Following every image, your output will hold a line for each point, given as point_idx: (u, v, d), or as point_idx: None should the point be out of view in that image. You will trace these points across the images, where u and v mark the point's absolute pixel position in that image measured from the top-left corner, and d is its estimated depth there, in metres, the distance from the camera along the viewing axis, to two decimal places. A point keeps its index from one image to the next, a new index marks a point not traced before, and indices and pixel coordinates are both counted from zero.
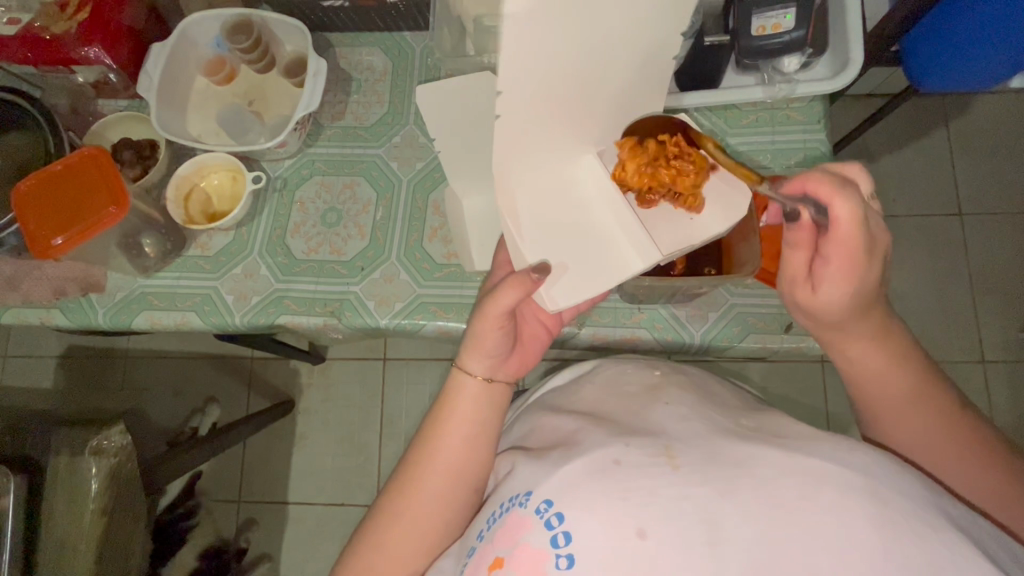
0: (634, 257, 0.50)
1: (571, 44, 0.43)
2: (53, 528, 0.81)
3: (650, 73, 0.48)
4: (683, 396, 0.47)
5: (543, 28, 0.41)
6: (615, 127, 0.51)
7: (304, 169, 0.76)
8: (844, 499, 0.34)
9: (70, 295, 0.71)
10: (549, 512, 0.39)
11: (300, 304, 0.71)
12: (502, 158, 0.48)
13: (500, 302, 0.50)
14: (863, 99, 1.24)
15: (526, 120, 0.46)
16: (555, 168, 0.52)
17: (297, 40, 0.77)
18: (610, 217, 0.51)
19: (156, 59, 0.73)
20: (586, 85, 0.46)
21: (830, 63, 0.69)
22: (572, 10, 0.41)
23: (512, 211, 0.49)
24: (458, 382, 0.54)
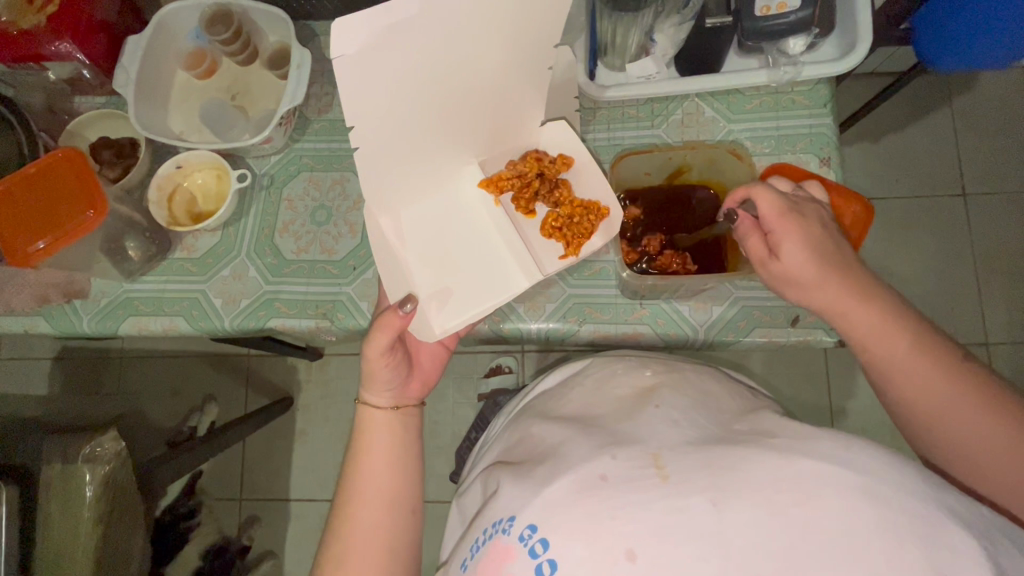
0: (520, 275, 0.59)
1: (407, 80, 0.47)
2: (51, 537, 0.79)
3: (500, 87, 0.53)
4: (680, 398, 0.45)
5: (372, 69, 0.45)
6: (485, 144, 0.59)
7: (293, 165, 0.74)
8: (861, 510, 0.32)
9: (54, 303, 0.68)
10: (533, 538, 0.37)
11: (291, 306, 0.69)
12: (377, 186, 0.55)
13: (375, 346, 0.55)
14: (866, 78, 1.21)
15: (387, 147, 0.52)
16: (432, 196, 0.60)
17: (280, 30, 0.74)
18: (492, 234, 0.61)
19: (131, 54, 0.69)
20: (434, 109, 0.52)
21: (836, 43, 0.66)
22: (396, 48, 0.45)
23: (397, 231, 0.59)
24: (368, 417, 0.58)
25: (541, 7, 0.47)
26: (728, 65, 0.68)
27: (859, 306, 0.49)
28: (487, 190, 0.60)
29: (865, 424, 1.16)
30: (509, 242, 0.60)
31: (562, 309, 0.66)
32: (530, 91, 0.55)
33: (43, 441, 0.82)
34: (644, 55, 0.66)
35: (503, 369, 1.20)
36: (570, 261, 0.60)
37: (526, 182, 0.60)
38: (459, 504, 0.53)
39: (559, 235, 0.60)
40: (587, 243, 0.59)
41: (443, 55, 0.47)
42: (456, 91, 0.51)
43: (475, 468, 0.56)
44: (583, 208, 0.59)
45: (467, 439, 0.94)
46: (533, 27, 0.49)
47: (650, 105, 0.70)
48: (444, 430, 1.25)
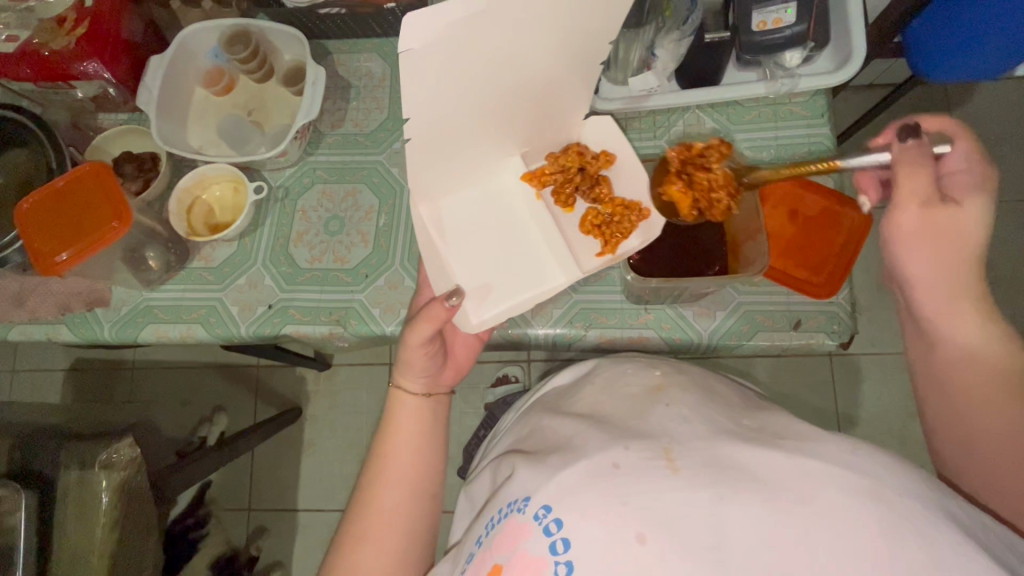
0: (558, 270, 0.61)
1: (464, 78, 0.50)
2: (66, 542, 0.81)
3: (546, 83, 0.55)
4: (688, 396, 0.47)
5: (433, 67, 0.48)
6: (528, 137, 0.61)
7: (307, 177, 0.76)
8: (854, 504, 0.34)
9: (76, 311, 0.71)
10: (548, 518, 0.38)
11: (305, 313, 0.70)
12: (423, 176, 0.57)
13: (417, 333, 0.56)
14: (864, 90, 1.23)
15: (435, 143, 0.55)
16: (474, 184, 0.63)
17: (294, 48, 0.77)
18: (531, 221, 0.63)
19: (154, 71, 0.72)
20: (484, 106, 0.54)
21: (832, 57, 0.68)
22: (459, 47, 0.47)
23: (435, 220, 0.61)
24: (400, 400, 0.59)
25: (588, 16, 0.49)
26: (727, 78, 0.70)
27: (965, 313, 0.49)
28: (531, 184, 0.62)
29: (871, 430, 1.16)
30: (547, 236, 0.62)
31: (568, 314, 0.67)
32: (576, 85, 0.57)
33: (62, 449, 0.85)
34: (646, 70, 0.68)
35: (509, 377, 1.22)
36: (607, 259, 0.61)
37: (568, 177, 0.62)
38: (468, 492, 0.54)
39: (595, 233, 0.61)
40: (625, 242, 0.60)
41: (499, 53, 0.50)
42: (506, 79, 0.52)
43: (487, 458, 0.57)
44: (623, 207, 0.60)
45: (474, 443, 0.96)
46: (582, 31, 0.51)
47: (653, 118, 0.72)
48: (451, 438, 1.26)
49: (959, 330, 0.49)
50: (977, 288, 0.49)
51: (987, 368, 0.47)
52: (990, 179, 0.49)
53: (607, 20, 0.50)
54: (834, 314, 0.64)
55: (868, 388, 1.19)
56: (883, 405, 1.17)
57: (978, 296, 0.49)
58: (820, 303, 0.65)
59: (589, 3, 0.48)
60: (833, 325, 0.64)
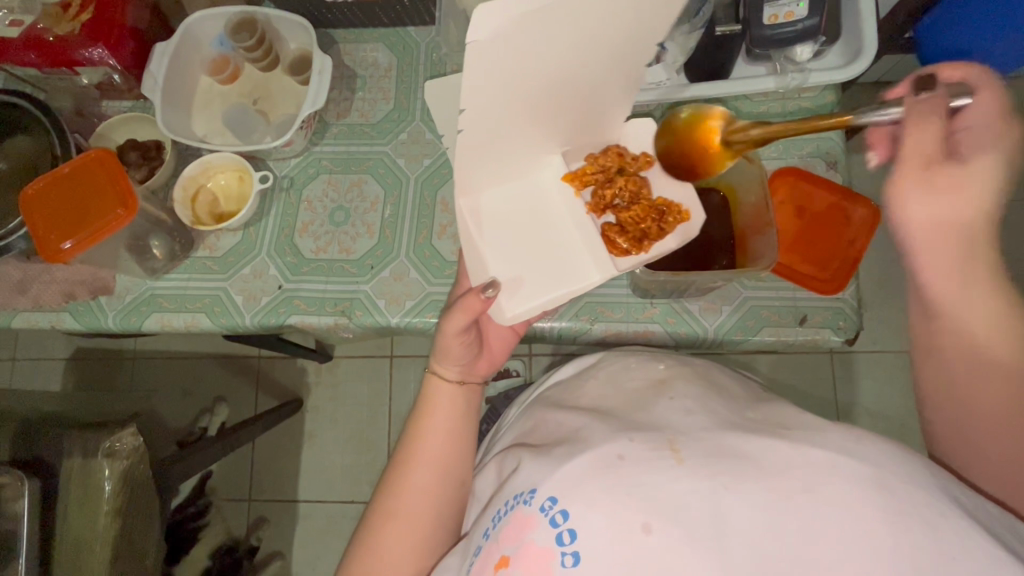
0: (594, 269, 0.56)
1: (517, 41, 0.41)
2: (70, 528, 0.81)
3: (602, 81, 0.49)
4: (691, 388, 0.47)
5: (500, 54, 0.41)
6: (574, 133, 0.56)
7: (312, 168, 0.76)
8: (860, 493, 0.34)
9: (79, 299, 0.71)
10: (554, 509, 0.38)
11: (310, 303, 0.70)
12: (467, 167, 0.51)
13: (453, 323, 0.55)
14: (869, 86, 1.23)
15: (482, 122, 0.46)
16: (514, 178, 0.56)
17: (301, 37, 0.76)
18: (570, 225, 0.58)
19: (159, 59, 0.72)
20: (536, 80, 0.45)
21: (842, 52, 0.68)
22: (529, 36, 0.41)
23: (474, 215, 0.55)
24: (435, 387, 0.58)
25: (651, 8, 0.44)
26: (736, 71, 0.70)
27: (953, 284, 0.45)
28: (571, 184, 0.57)
29: (871, 428, 1.16)
30: (584, 233, 0.57)
31: (574, 308, 0.67)
32: (621, 91, 0.52)
33: (66, 436, 0.84)
34: (656, 63, 0.66)
35: (510, 371, 1.22)
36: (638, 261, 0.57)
37: (611, 174, 0.57)
38: (476, 487, 0.55)
39: (623, 233, 0.57)
40: (662, 243, 0.57)
41: (565, 46, 0.44)
42: (570, 85, 0.48)
43: (491, 452, 0.57)
44: (665, 208, 0.57)
45: (475, 437, 0.96)
46: (646, 23, 0.45)
47: (660, 111, 0.72)
48: None
49: (978, 300, 0.45)
50: (978, 250, 0.44)
51: (1010, 344, 0.45)
52: (1009, 134, 0.44)
53: (670, 9, 0.44)
54: (841, 310, 0.64)
55: (868, 386, 1.19)
56: (884, 403, 1.17)
57: (974, 261, 0.45)
58: (827, 299, 0.64)
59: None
60: (839, 321, 0.64)
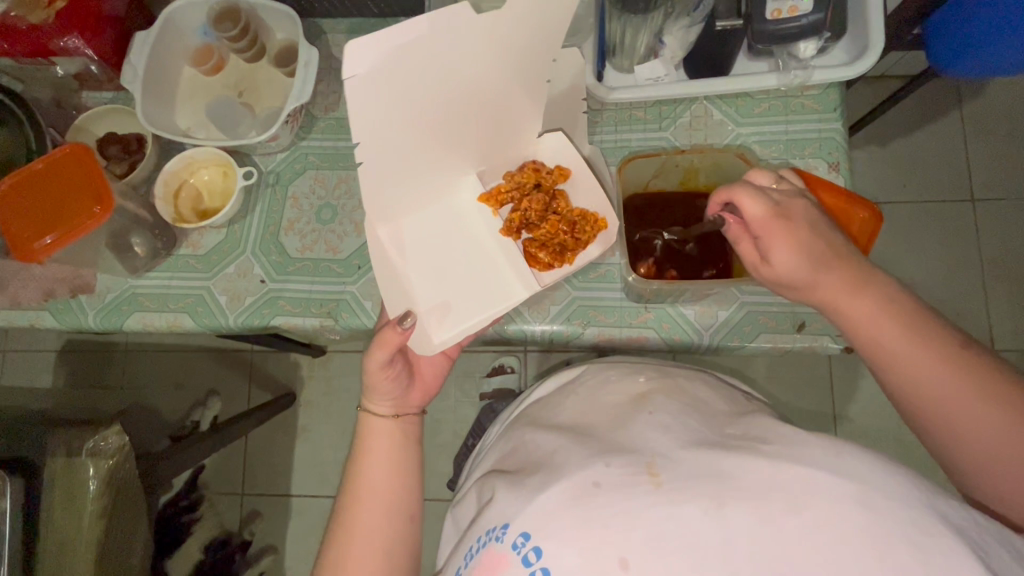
0: (519, 285, 0.60)
1: (394, 78, 0.46)
2: (55, 530, 0.80)
3: (497, 102, 0.54)
4: (672, 403, 0.45)
5: (382, 92, 0.46)
6: (486, 154, 0.60)
7: (298, 163, 0.74)
8: (857, 515, 0.32)
9: (60, 297, 0.69)
10: (526, 547, 0.37)
11: (295, 304, 0.69)
12: (379, 195, 0.55)
13: (375, 359, 0.56)
14: (875, 81, 1.20)
15: (382, 150, 0.51)
16: (432, 203, 0.61)
17: (287, 27, 0.74)
18: (489, 242, 0.62)
19: (140, 49, 0.69)
20: (428, 106, 0.50)
21: (847, 49, 0.66)
22: (408, 72, 0.46)
23: (395, 241, 0.59)
24: (369, 424, 0.58)
25: (535, 28, 0.48)
26: (737, 67, 0.67)
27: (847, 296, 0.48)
28: (487, 204, 0.60)
29: (868, 428, 1.15)
30: (506, 250, 0.61)
31: (566, 311, 0.65)
32: (528, 100, 0.56)
33: (49, 434, 0.82)
34: (653, 58, 0.67)
35: (505, 368, 1.20)
36: (570, 271, 0.61)
37: (524, 193, 0.61)
38: (453, 513, 0.53)
39: (544, 248, 0.60)
40: (583, 252, 0.60)
41: (447, 75, 0.49)
42: (463, 100, 0.52)
43: (473, 474, 0.56)
44: (581, 219, 0.60)
45: (464, 447, 0.94)
46: (530, 45, 0.50)
47: (658, 108, 0.69)
48: (445, 428, 1.25)
49: (861, 310, 0.47)
50: (840, 269, 0.49)
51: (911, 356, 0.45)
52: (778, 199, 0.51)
53: (546, 35, 0.50)
54: None
55: (867, 386, 1.17)
56: (881, 403, 1.16)
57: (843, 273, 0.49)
58: None
59: (530, 22, 0.47)
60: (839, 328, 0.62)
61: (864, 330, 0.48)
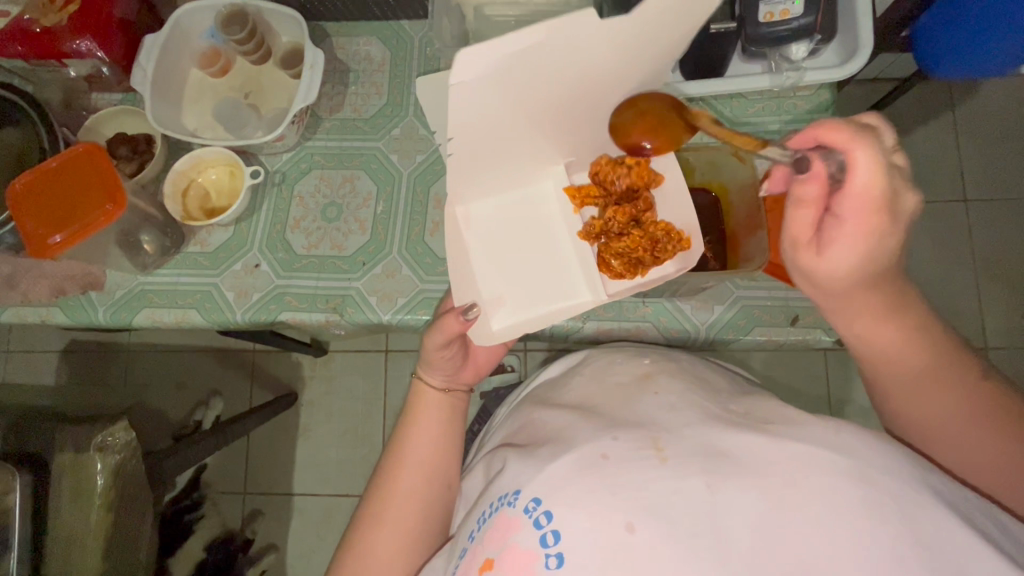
0: (586, 290, 0.60)
1: (505, 77, 0.44)
2: (61, 525, 0.81)
3: (593, 102, 0.52)
4: (676, 383, 0.47)
5: (490, 89, 0.45)
6: (575, 146, 0.58)
7: (303, 163, 0.75)
8: (846, 490, 0.33)
9: (71, 294, 0.70)
10: (538, 510, 0.38)
11: (301, 300, 0.70)
12: (466, 178, 0.54)
13: (432, 338, 0.58)
14: (868, 84, 1.22)
15: (481, 139, 0.50)
16: (517, 189, 0.60)
17: (292, 30, 0.76)
18: (565, 238, 0.61)
19: (149, 51, 0.71)
20: (530, 102, 0.49)
21: (838, 51, 0.67)
22: (524, 70, 0.44)
23: (469, 222, 0.59)
24: (419, 392, 0.60)
25: (657, 27, 0.45)
26: (732, 69, 0.69)
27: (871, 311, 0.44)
28: (571, 198, 0.59)
29: (863, 424, 1.17)
30: (580, 252, 0.60)
31: None
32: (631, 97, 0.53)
33: (57, 430, 0.84)
34: None
35: (505, 366, 1.22)
36: (636, 284, 0.59)
37: (614, 198, 0.57)
38: (464, 487, 0.54)
39: (619, 257, 0.57)
40: (658, 268, 0.58)
41: (557, 75, 0.47)
42: (570, 96, 0.50)
43: (483, 449, 0.57)
44: (664, 232, 0.56)
45: (469, 432, 0.95)
46: (647, 45, 0.47)
47: None
48: None
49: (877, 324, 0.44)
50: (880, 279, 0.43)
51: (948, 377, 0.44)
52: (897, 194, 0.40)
53: (668, 33, 0.46)
54: None
55: (863, 385, 1.19)
56: None
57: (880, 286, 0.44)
58: None
59: (658, 25, 0.44)
60: (830, 322, 0.64)
61: (877, 342, 0.46)
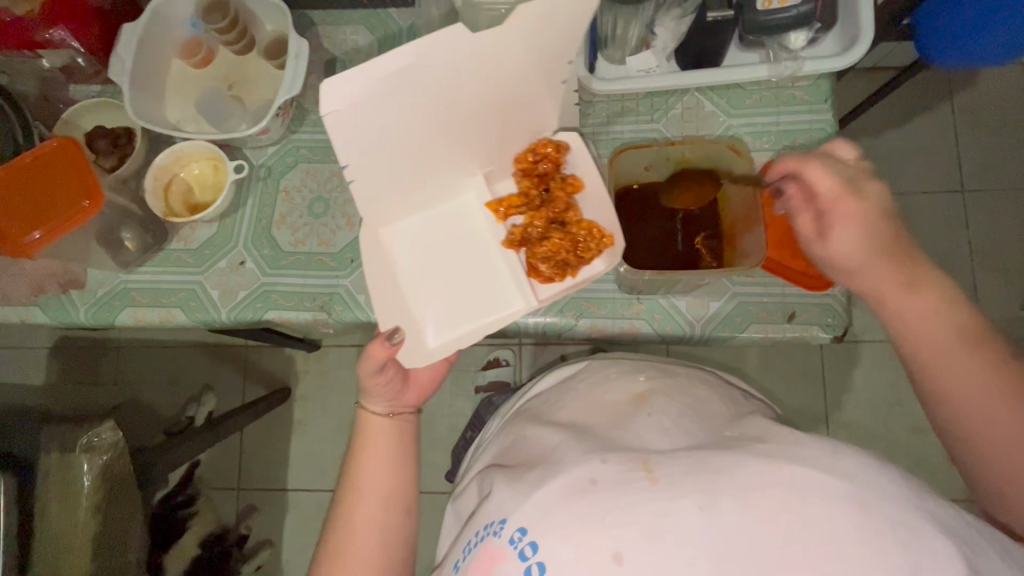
0: (517, 297, 0.61)
1: (389, 96, 0.50)
2: (47, 527, 0.79)
3: (492, 111, 0.56)
4: (672, 405, 0.45)
5: (374, 111, 0.50)
6: (491, 155, 0.60)
7: (289, 157, 0.73)
8: (837, 512, 0.33)
9: (50, 292, 0.68)
10: (523, 542, 0.37)
11: (287, 298, 0.68)
12: (379, 200, 0.58)
13: (365, 365, 0.57)
14: (867, 73, 1.20)
15: (382, 161, 0.55)
16: (441, 204, 0.62)
17: (276, 18, 0.73)
18: (492, 248, 0.62)
19: (127, 41, 0.68)
20: (425, 118, 0.53)
21: (838, 39, 0.66)
22: (404, 88, 0.50)
23: (394, 243, 0.61)
24: (365, 422, 0.59)
25: (536, 35, 0.50)
26: (729, 58, 0.67)
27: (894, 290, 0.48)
28: (493, 211, 0.61)
29: (857, 416, 1.17)
30: (509, 262, 0.61)
31: (559, 303, 0.65)
32: (539, 98, 0.57)
33: (42, 430, 0.83)
34: (644, 49, 0.67)
35: (500, 361, 1.21)
36: (567, 285, 0.61)
37: (532, 203, 0.61)
38: (455, 507, 0.53)
39: (546, 260, 0.60)
40: (588, 266, 0.60)
41: (443, 91, 0.52)
42: (459, 110, 0.54)
43: (472, 468, 0.56)
44: (586, 230, 0.59)
45: (463, 439, 0.94)
46: (530, 50, 0.51)
47: (650, 100, 0.69)
48: (441, 421, 1.26)
49: (914, 305, 0.48)
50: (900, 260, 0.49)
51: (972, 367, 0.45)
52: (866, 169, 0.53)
53: (552, 43, 0.51)
54: (830, 307, 0.63)
55: (858, 376, 1.19)
56: (871, 392, 1.18)
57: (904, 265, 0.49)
58: (817, 296, 0.63)
59: (534, 35, 0.50)
60: (828, 318, 0.63)
61: (911, 325, 0.48)
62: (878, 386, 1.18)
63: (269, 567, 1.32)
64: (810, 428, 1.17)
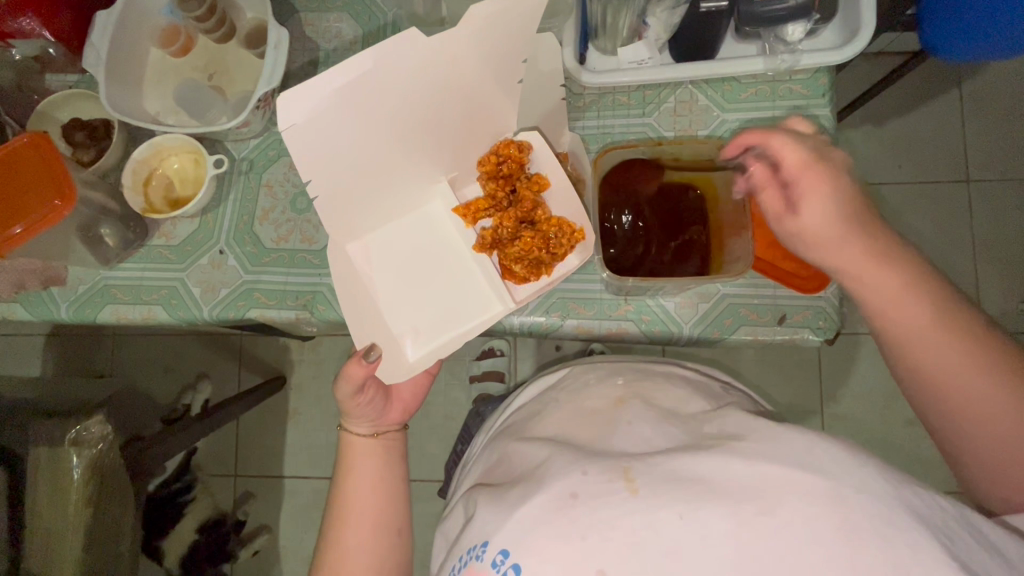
0: (493, 300, 0.61)
1: (342, 107, 0.51)
2: (40, 521, 0.80)
3: (451, 111, 0.56)
4: (651, 411, 0.44)
5: (330, 125, 0.51)
6: (455, 161, 0.61)
7: (272, 150, 0.71)
8: (827, 534, 0.31)
9: (30, 288, 0.67)
10: (505, 564, 0.37)
11: (270, 296, 0.67)
12: (345, 219, 0.58)
13: (342, 390, 0.58)
14: (872, 59, 1.17)
15: (344, 173, 0.55)
16: (407, 215, 0.63)
17: (257, 6, 0.71)
18: (465, 253, 0.62)
19: (102, 29, 0.66)
20: (381, 126, 0.54)
21: (838, 31, 0.63)
22: (358, 98, 0.51)
23: (364, 256, 0.61)
24: (350, 444, 0.60)
25: (487, 39, 0.51)
26: (725, 50, 0.65)
27: (865, 265, 0.46)
28: (462, 217, 0.61)
29: (853, 409, 1.17)
30: (484, 265, 0.61)
31: (545, 304, 0.64)
32: (499, 98, 0.57)
33: (31, 425, 0.83)
34: (637, 40, 0.64)
35: (494, 351, 1.19)
36: (544, 283, 0.61)
37: (501, 206, 0.61)
38: (442, 529, 0.51)
39: (520, 261, 0.59)
40: (563, 263, 0.61)
41: (398, 98, 0.53)
42: (415, 113, 0.55)
43: (460, 486, 0.55)
44: (557, 226, 0.59)
45: (454, 452, 0.93)
46: (484, 52, 0.52)
47: (643, 93, 0.67)
48: (435, 411, 1.26)
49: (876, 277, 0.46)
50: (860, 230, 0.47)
51: (944, 354, 0.44)
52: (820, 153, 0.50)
53: (509, 36, 0.51)
54: (821, 309, 0.61)
55: (855, 369, 1.18)
56: (867, 386, 1.17)
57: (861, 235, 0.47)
58: (808, 298, 0.62)
59: (492, 28, 0.50)
60: (819, 321, 0.61)
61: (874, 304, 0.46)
62: (875, 380, 1.17)
63: (267, 552, 1.34)
64: (805, 420, 1.16)
